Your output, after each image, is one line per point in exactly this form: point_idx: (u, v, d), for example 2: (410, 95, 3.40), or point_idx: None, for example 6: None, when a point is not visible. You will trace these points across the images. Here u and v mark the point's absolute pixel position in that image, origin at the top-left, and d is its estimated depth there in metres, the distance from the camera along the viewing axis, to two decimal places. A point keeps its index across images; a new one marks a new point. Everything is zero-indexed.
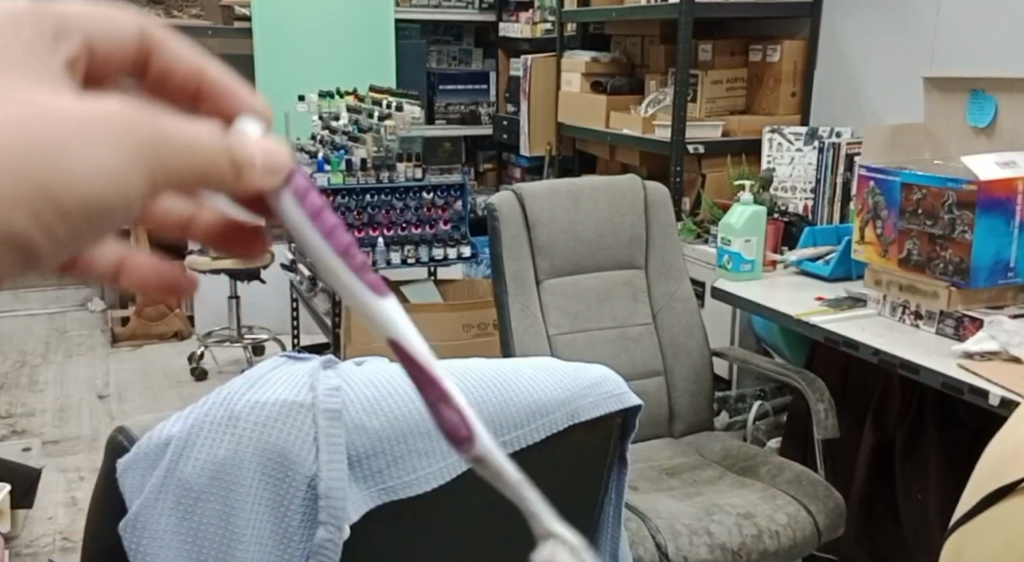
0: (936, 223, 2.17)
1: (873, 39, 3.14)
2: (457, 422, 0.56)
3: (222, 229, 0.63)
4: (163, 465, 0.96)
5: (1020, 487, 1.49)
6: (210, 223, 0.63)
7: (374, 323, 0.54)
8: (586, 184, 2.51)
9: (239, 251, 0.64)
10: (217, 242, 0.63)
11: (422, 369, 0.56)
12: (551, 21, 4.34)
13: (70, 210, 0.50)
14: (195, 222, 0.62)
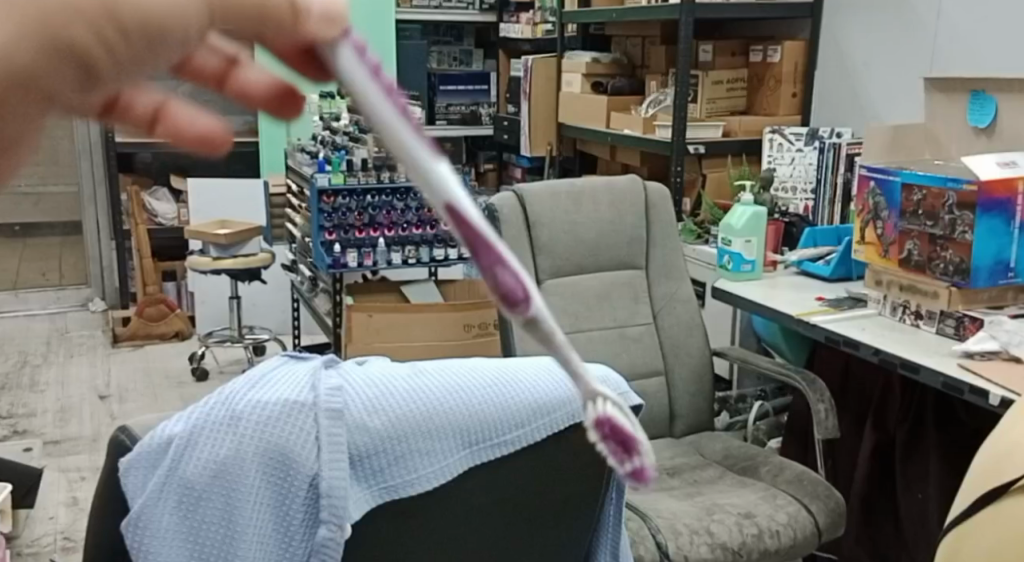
0: (936, 224, 2.18)
1: (874, 40, 3.14)
2: (514, 283, 0.50)
3: (275, 92, 0.56)
4: (165, 464, 0.96)
5: (1015, 488, 1.49)
6: (265, 87, 0.56)
7: (423, 183, 0.49)
8: (586, 184, 2.52)
9: (281, 114, 0.57)
10: (267, 105, 0.57)
11: (478, 234, 0.49)
12: (552, 22, 4.35)
13: (129, 29, 0.48)
14: (253, 86, 0.56)
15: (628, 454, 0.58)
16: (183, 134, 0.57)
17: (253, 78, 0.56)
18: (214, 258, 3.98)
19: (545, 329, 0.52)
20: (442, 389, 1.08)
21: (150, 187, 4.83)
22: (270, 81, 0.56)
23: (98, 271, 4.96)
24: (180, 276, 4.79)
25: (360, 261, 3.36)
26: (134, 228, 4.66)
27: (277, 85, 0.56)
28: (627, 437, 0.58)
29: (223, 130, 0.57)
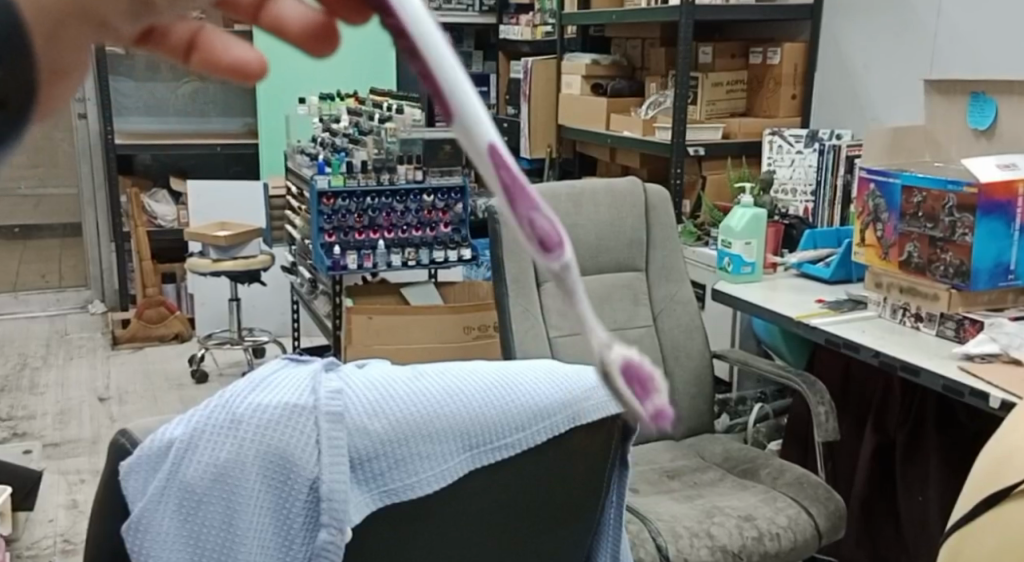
0: (936, 226, 2.18)
1: (875, 41, 3.14)
2: (548, 226, 0.59)
3: (311, 30, 0.65)
4: (165, 468, 0.96)
5: (1016, 492, 1.49)
6: (298, 23, 0.65)
7: (471, 133, 0.55)
8: (587, 186, 2.49)
9: (311, 50, 0.66)
10: (298, 41, 0.65)
11: (518, 180, 0.57)
12: (552, 24, 4.34)
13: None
14: (287, 22, 0.66)
15: (647, 395, 0.65)
16: (216, 60, 0.67)
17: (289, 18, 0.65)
18: (214, 260, 3.98)
19: (570, 282, 0.60)
20: (443, 392, 1.07)
21: (150, 189, 4.83)
22: (304, 18, 0.65)
23: (98, 272, 4.95)
24: (180, 278, 4.79)
25: (360, 263, 3.36)
26: (134, 230, 4.65)
27: (313, 24, 0.65)
28: (647, 380, 0.64)
29: (259, 61, 0.68)
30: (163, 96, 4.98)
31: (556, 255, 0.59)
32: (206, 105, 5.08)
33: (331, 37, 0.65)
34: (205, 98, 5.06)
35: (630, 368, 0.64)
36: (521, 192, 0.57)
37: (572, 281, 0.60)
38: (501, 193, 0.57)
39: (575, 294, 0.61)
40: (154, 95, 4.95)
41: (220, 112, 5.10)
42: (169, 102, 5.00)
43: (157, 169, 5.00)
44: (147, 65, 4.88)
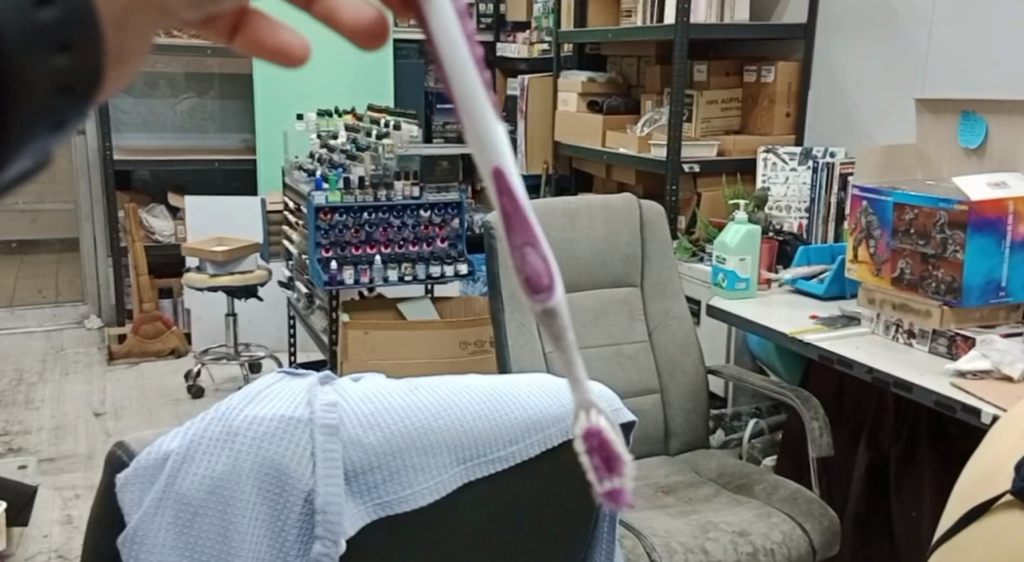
0: (928, 243, 2.20)
1: (867, 61, 3.17)
2: (542, 267, 0.52)
3: (369, 25, 0.60)
4: (162, 479, 0.97)
5: (993, 508, 1.53)
6: (354, 18, 0.60)
7: (481, 146, 0.51)
8: (582, 203, 2.52)
9: (361, 43, 0.61)
10: (349, 34, 0.60)
11: (518, 209, 0.52)
12: (548, 42, 4.38)
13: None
14: (341, 13, 0.60)
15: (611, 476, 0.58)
16: (261, 43, 0.61)
17: (347, 8, 0.60)
18: (212, 275, 3.99)
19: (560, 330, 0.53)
20: (436, 406, 1.08)
21: (148, 205, 4.84)
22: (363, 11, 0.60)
23: (95, 288, 4.95)
24: (177, 292, 4.81)
25: (357, 278, 3.36)
26: (133, 245, 4.56)
27: (372, 19, 0.60)
28: (614, 457, 0.58)
29: (302, 48, 0.63)
30: (161, 113, 5.00)
31: (546, 298, 0.53)
32: (204, 121, 5.10)
33: (385, 34, 0.60)
34: (203, 114, 5.09)
35: (594, 437, 0.57)
36: (522, 223, 0.52)
37: (561, 331, 0.53)
38: (500, 218, 0.52)
39: (566, 346, 0.54)
40: (153, 112, 4.97)
41: (219, 128, 5.13)
42: (168, 118, 5.02)
43: (155, 185, 5.02)
44: (146, 82, 4.90)
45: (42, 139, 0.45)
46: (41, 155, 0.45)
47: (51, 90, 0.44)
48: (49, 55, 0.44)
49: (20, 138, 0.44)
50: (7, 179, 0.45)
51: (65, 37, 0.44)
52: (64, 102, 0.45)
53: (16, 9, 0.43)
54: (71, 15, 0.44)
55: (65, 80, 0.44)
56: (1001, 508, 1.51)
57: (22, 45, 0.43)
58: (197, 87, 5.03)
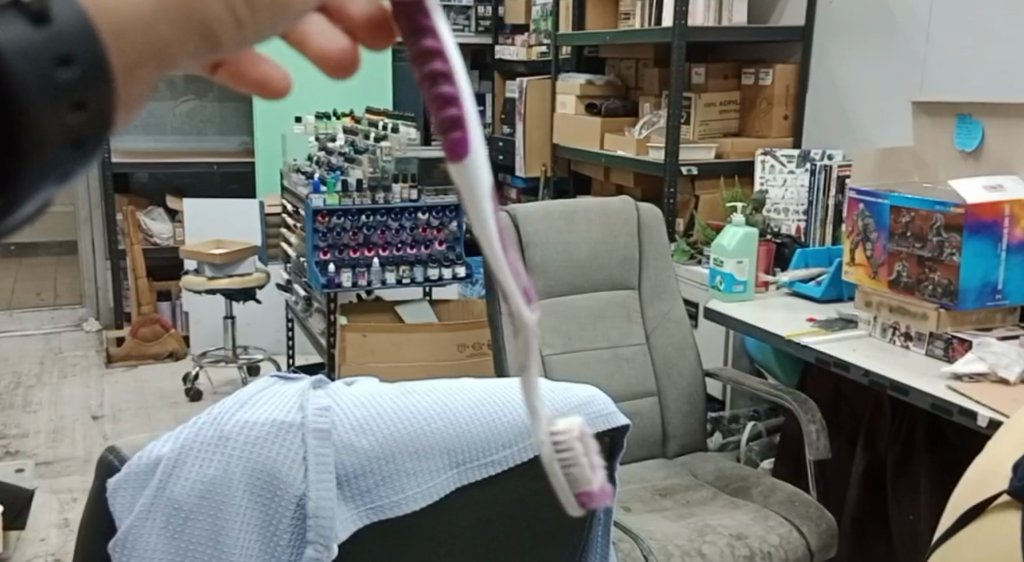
0: (924, 246, 2.20)
1: (862, 64, 3.18)
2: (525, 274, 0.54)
3: (339, 57, 0.58)
4: (153, 484, 0.97)
5: (989, 508, 1.54)
6: (327, 47, 0.57)
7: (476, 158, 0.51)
8: (580, 205, 2.52)
9: (329, 71, 0.59)
10: (323, 63, 0.58)
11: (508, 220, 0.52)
12: (546, 45, 4.39)
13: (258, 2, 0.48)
14: (314, 40, 0.57)
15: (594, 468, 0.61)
16: (244, 74, 0.60)
17: (319, 37, 0.57)
18: (210, 278, 3.99)
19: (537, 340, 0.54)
20: (430, 408, 1.08)
21: (146, 207, 4.84)
22: (338, 43, 0.58)
23: (93, 290, 4.95)
24: (175, 295, 4.80)
25: (355, 280, 3.36)
26: (131, 248, 4.59)
27: (344, 50, 0.58)
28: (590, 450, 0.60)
29: (282, 81, 0.61)
30: (161, 115, 5.01)
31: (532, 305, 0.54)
32: (203, 124, 5.11)
33: (355, 62, 0.58)
34: (202, 117, 5.10)
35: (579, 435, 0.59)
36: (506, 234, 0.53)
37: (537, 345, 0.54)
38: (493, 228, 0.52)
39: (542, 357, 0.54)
40: (153, 115, 4.98)
41: (217, 131, 5.14)
42: (167, 121, 5.03)
43: (153, 187, 5.02)
44: None
45: (51, 184, 0.47)
46: (44, 200, 0.47)
47: (64, 142, 0.46)
48: (64, 111, 0.46)
49: (32, 185, 0.46)
50: (19, 218, 0.46)
51: (79, 97, 0.46)
52: (75, 153, 0.47)
53: (36, 68, 0.45)
54: (88, 74, 0.46)
55: (77, 134, 0.46)
56: (997, 510, 1.53)
57: (40, 99, 0.45)
58: (196, 90, 5.02)
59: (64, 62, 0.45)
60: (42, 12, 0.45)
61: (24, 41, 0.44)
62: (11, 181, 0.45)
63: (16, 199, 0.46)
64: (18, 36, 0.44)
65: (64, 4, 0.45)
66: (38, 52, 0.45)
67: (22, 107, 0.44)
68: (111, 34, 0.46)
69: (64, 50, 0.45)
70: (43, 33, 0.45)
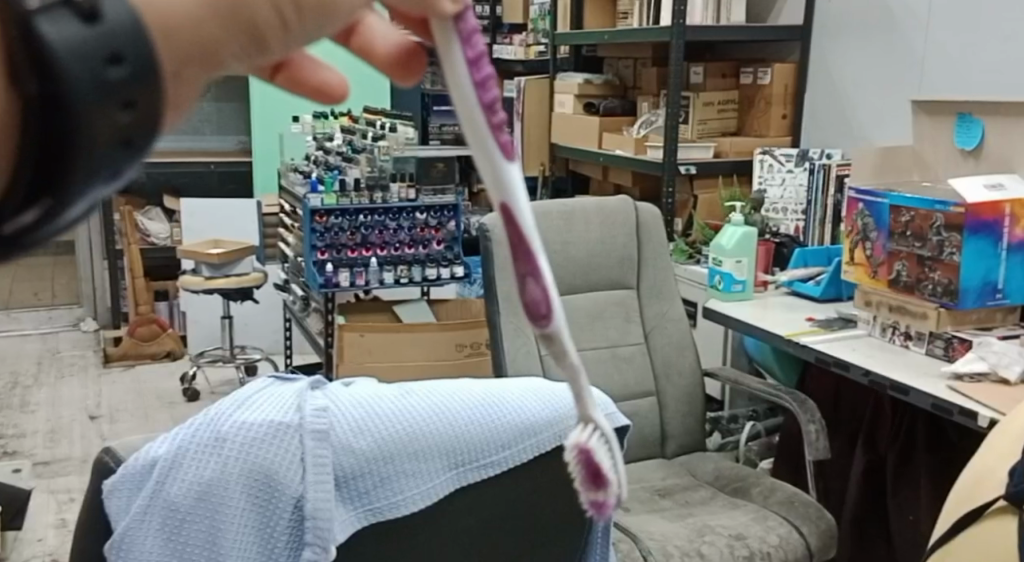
0: (924, 245, 2.20)
1: (862, 64, 3.17)
2: (540, 297, 0.60)
3: (397, 58, 0.61)
4: (150, 485, 0.96)
5: (984, 516, 1.56)
6: (390, 50, 0.61)
7: (494, 182, 0.58)
8: (577, 205, 2.50)
9: (394, 75, 0.63)
10: (388, 65, 0.62)
11: (521, 241, 0.59)
12: (545, 44, 4.38)
13: (305, 5, 0.52)
14: (376, 47, 0.61)
15: (599, 489, 0.69)
16: (303, 80, 0.63)
17: (380, 40, 0.61)
18: (207, 278, 3.97)
19: (562, 347, 0.62)
20: (428, 409, 1.07)
21: (143, 207, 4.83)
22: (394, 42, 0.61)
23: (90, 291, 4.93)
24: (173, 295, 4.79)
25: (353, 280, 3.35)
26: (128, 248, 4.57)
27: (402, 52, 0.61)
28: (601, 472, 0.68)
29: (341, 85, 0.65)
30: None
31: (545, 323, 0.61)
32: (200, 123, 5.09)
33: (418, 66, 0.62)
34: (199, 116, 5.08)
35: (585, 456, 0.68)
36: (527, 253, 0.60)
37: (564, 353, 0.62)
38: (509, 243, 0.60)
39: (568, 364, 0.63)
40: None
41: (215, 130, 5.12)
42: None
43: (150, 187, 5.00)
44: None
45: (96, 188, 0.50)
46: (93, 200, 0.50)
47: (114, 142, 0.49)
48: (115, 111, 0.49)
49: (79, 187, 0.49)
50: (70, 217, 0.49)
51: (129, 96, 0.49)
52: (122, 153, 0.50)
53: (87, 67, 0.47)
54: (136, 74, 0.49)
55: (127, 134, 0.49)
56: (992, 516, 1.55)
57: (91, 98, 0.48)
58: None
59: (113, 60, 0.48)
60: (94, 10, 0.48)
61: (74, 37, 0.47)
62: (62, 180, 0.48)
63: (64, 203, 0.48)
64: (73, 35, 0.47)
65: (114, 3, 0.49)
66: (88, 49, 0.47)
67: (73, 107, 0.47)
68: (162, 36, 0.50)
69: (115, 49, 0.48)
70: (94, 30, 0.47)
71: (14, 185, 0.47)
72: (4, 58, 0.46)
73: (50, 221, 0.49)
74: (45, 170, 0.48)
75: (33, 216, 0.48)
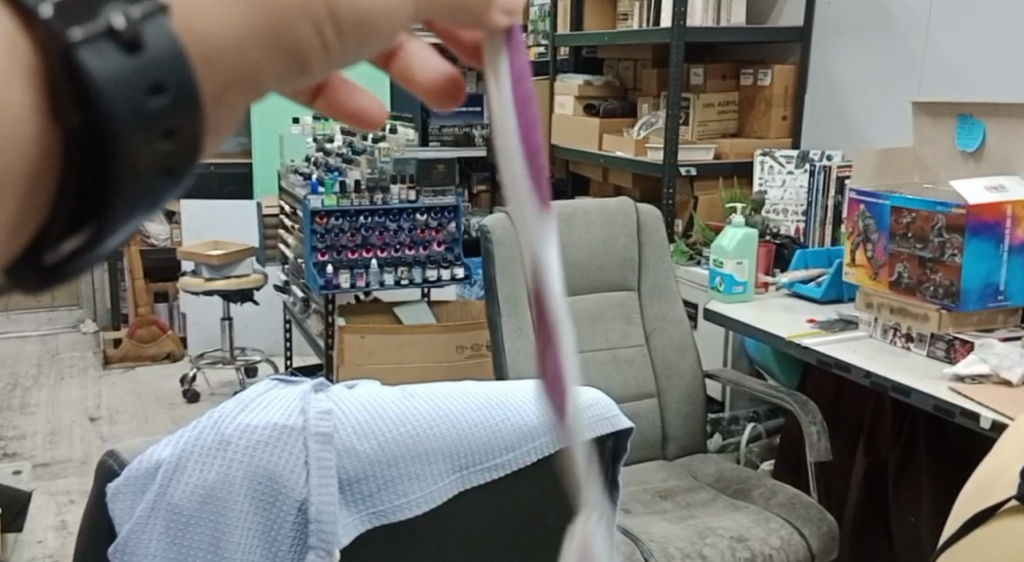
0: (925, 247, 2.20)
1: (862, 65, 3.17)
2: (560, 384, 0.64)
3: (440, 85, 0.69)
4: (153, 489, 0.96)
5: (994, 516, 1.56)
6: (430, 78, 0.68)
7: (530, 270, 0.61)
8: (578, 207, 2.52)
9: (429, 101, 0.70)
10: (423, 92, 0.69)
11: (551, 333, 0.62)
12: (545, 45, 4.38)
13: (343, 26, 0.55)
14: (416, 74, 0.68)
15: None
16: (340, 105, 0.68)
17: (421, 69, 0.68)
18: (207, 279, 3.97)
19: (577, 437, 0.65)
20: (431, 413, 1.08)
21: None
22: (433, 71, 0.68)
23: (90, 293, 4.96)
24: (173, 297, 4.79)
25: (353, 282, 3.35)
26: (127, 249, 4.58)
27: (443, 79, 0.69)
28: None
29: (377, 111, 0.69)
30: None
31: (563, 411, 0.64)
32: None
33: (458, 92, 0.69)
34: None
35: None
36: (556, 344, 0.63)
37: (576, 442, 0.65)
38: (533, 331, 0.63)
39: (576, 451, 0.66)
40: None
41: None
42: None
43: None
44: None
45: (137, 218, 0.51)
46: (132, 227, 0.51)
47: (156, 171, 0.50)
48: (155, 140, 0.49)
49: (121, 217, 0.50)
50: (110, 245, 0.51)
51: (168, 126, 0.50)
52: (163, 181, 0.51)
53: (128, 97, 0.48)
54: (176, 104, 0.50)
55: (166, 163, 0.50)
56: (1002, 517, 1.55)
57: (131, 131, 0.48)
58: None
59: (155, 90, 0.49)
60: (135, 40, 0.48)
61: (117, 70, 0.47)
62: (107, 207, 0.49)
63: (106, 230, 0.50)
64: (109, 70, 0.47)
65: (153, 29, 0.49)
66: (130, 82, 0.48)
67: (116, 141, 0.48)
68: (200, 61, 0.52)
69: (155, 79, 0.49)
70: (135, 62, 0.48)
71: (57, 210, 0.49)
72: (48, 93, 0.47)
73: (89, 252, 0.50)
74: (89, 197, 0.49)
75: (76, 243, 0.50)
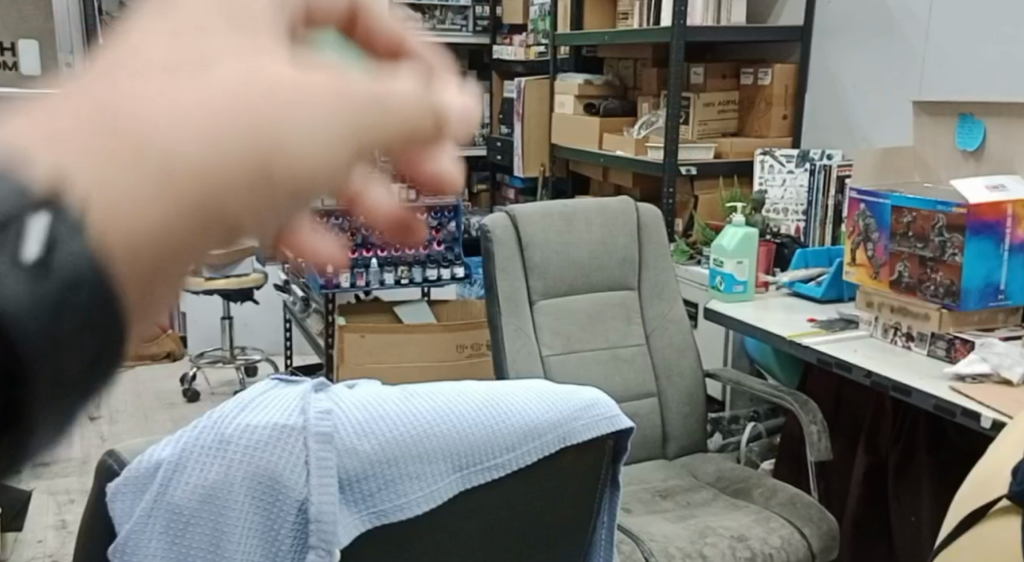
0: (926, 246, 2.20)
1: (862, 65, 3.17)
2: None
3: (394, 220, 0.50)
4: (153, 489, 0.96)
5: (987, 515, 1.58)
6: (388, 210, 0.50)
7: None
8: (578, 207, 2.52)
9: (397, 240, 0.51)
10: (380, 228, 0.51)
11: None
12: (545, 45, 4.36)
13: (264, 188, 0.39)
14: (371, 205, 0.49)
15: None
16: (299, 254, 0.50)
17: (377, 201, 0.49)
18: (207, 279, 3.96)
19: None
20: (431, 412, 1.08)
21: None
22: (390, 206, 0.50)
23: None
24: None
25: (353, 281, 3.35)
26: None
27: (396, 214, 0.50)
28: None
29: (337, 252, 0.52)
30: None
31: None
32: None
33: (415, 230, 0.51)
34: None
35: None
36: None
37: None
38: None
39: None
40: None
41: None
42: None
43: None
44: None
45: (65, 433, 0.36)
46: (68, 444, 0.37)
47: (76, 385, 0.36)
48: (69, 357, 0.35)
49: (44, 445, 0.36)
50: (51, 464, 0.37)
51: (92, 344, 0.36)
52: (87, 395, 0.36)
53: (34, 310, 0.34)
54: (93, 311, 0.35)
55: (96, 361, 0.36)
56: (996, 516, 1.57)
57: (40, 342, 0.34)
58: None
59: (70, 303, 0.35)
60: (40, 258, 0.34)
61: (20, 298, 0.34)
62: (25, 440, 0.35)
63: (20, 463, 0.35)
64: (16, 296, 0.34)
65: (63, 243, 0.35)
66: (41, 306, 0.34)
67: (60, 382, 0.35)
68: (118, 252, 0.36)
69: (68, 297, 0.35)
70: (43, 285, 0.34)
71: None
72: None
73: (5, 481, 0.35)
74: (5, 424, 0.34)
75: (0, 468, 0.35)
